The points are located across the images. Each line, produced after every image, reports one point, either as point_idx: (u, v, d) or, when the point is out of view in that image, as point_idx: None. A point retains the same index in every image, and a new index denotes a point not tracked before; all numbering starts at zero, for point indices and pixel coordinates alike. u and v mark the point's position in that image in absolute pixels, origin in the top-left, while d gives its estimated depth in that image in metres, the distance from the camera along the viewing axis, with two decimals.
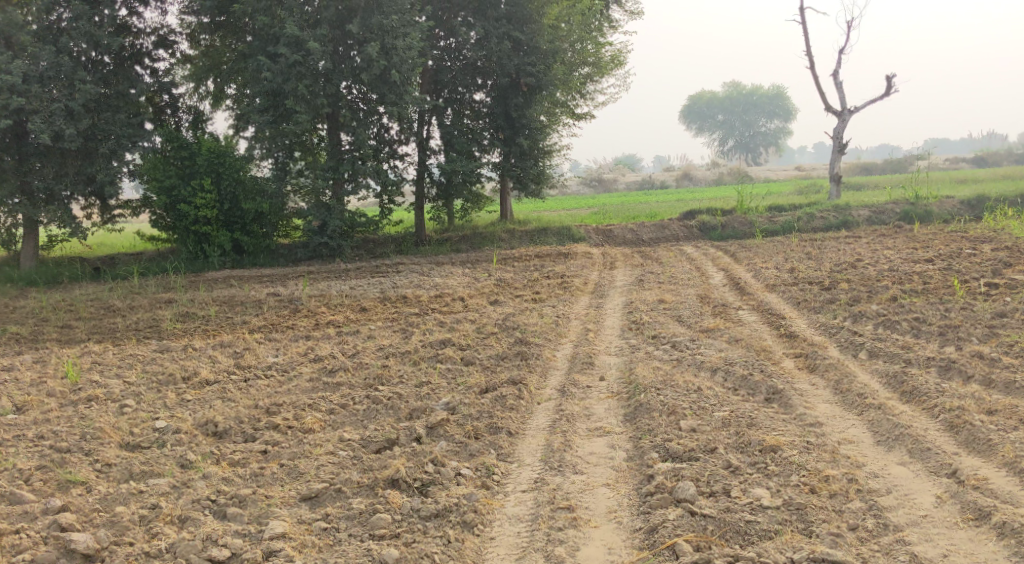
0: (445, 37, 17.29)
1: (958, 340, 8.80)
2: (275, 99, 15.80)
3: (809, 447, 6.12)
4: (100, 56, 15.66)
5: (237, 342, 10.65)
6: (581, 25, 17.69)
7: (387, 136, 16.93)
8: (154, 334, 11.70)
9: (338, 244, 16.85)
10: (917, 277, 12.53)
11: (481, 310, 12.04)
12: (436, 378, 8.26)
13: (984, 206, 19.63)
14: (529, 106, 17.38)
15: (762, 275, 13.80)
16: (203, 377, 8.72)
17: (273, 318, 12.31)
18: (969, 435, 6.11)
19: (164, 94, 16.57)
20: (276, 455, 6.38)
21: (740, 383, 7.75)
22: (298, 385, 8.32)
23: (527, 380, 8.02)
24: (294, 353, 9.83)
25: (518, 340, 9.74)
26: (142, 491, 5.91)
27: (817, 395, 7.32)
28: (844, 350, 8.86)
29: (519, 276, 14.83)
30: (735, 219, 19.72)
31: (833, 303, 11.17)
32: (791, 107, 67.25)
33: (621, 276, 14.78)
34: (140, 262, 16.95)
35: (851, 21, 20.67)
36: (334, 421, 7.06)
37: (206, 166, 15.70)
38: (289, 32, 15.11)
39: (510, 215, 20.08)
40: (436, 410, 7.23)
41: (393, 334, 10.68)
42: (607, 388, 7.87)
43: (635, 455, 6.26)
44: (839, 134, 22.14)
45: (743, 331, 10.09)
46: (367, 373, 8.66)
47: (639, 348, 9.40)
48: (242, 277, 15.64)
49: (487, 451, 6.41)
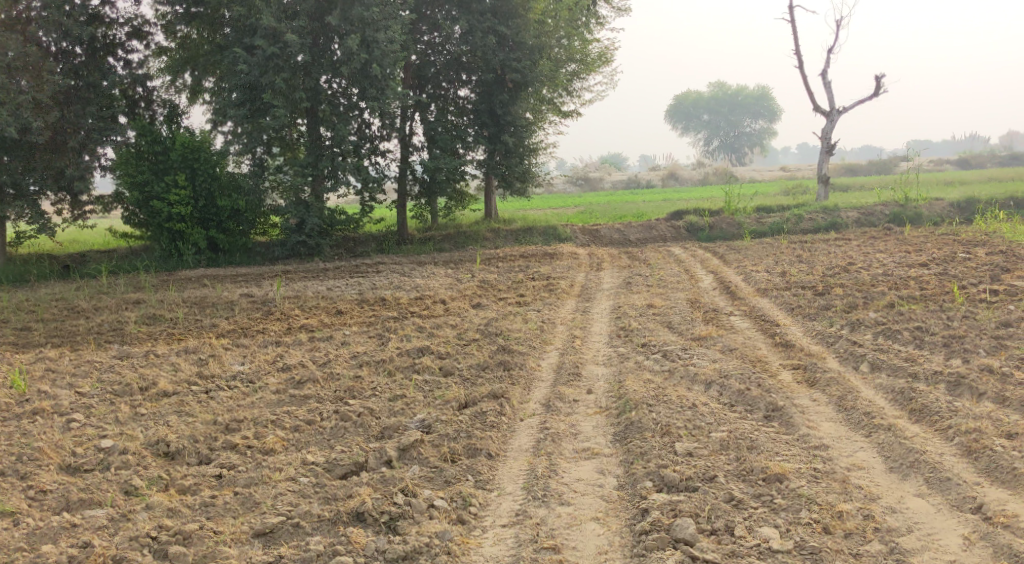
0: (428, 32, 16.67)
1: (964, 352, 8.33)
2: (252, 92, 15.17)
3: (817, 476, 5.62)
4: (71, 47, 14.98)
5: (203, 348, 10.05)
6: (566, 20, 17.27)
7: (368, 132, 16.31)
8: (116, 338, 11.07)
9: (316, 242, 16.22)
10: (913, 282, 12.08)
11: (462, 314, 11.47)
12: (411, 391, 7.71)
13: (975, 209, 19.26)
14: (514, 103, 16.85)
15: (753, 279, 13.32)
16: (161, 388, 8.11)
17: (243, 321, 11.71)
18: (990, 462, 5.63)
19: (138, 86, 15.88)
20: (231, 481, 5.81)
21: (737, 398, 7.25)
22: (263, 398, 7.74)
23: (509, 393, 7.49)
24: (262, 361, 9.24)
25: (500, 348, 9.19)
26: (76, 524, 5.35)
27: (821, 413, 6.81)
28: (844, 361, 8.37)
29: (503, 277, 14.29)
30: (723, 220, 19.23)
31: (828, 310, 10.70)
32: (775, 107, 67.05)
33: (608, 278, 14.27)
34: (110, 259, 16.25)
35: (840, 20, 20.30)
36: (297, 440, 6.48)
37: (180, 161, 15.05)
38: (266, 24, 14.47)
39: (494, 214, 19.49)
40: (410, 429, 6.67)
41: (369, 340, 10.11)
42: (594, 403, 7.34)
43: (626, 484, 5.73)
44: (829, 135, 21.75)
45: (738, 339, 9.58)
46: (338, 385, 8.09)
47: (629, 357, 8.88)
48: (216, 277, 14.99)
49: (464, 477, 5.86)
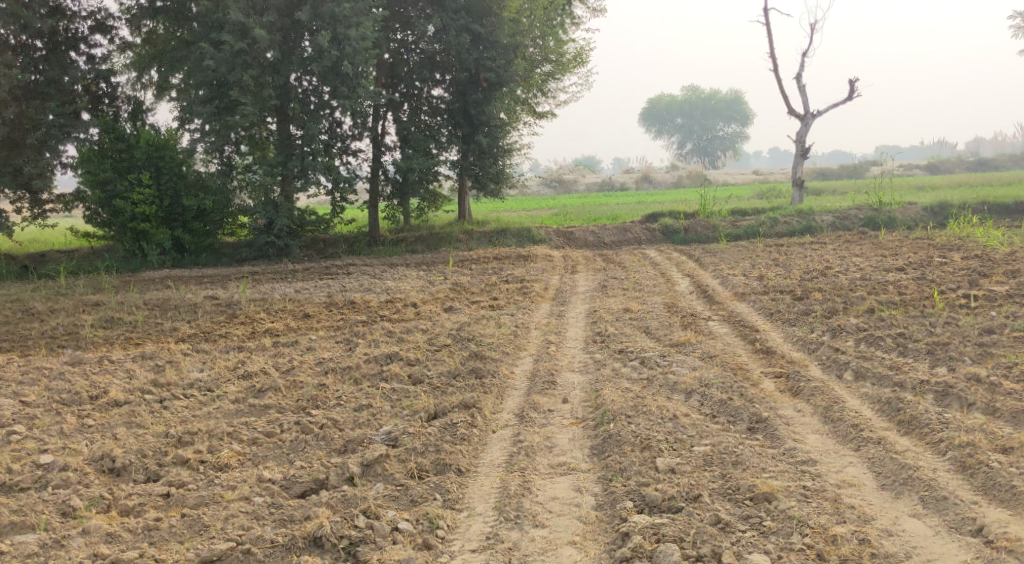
0: (401, 30, 16.28)
1: (949, 360, 8.11)
2: (219, 89, 14.67)
3: (807, 495, 5.37)
4: (31, 40, 14.47)
5: (160, 354, 9.57)
6: (541, 20, 16.88)
7: (339, 130, 15.89)
8: (69, 343, 10.53)
9: (285, 243, 15.75)
10: (892, 287, 11.91)
11: (433, 317, 11.10)
12: (378, 401, 7.33)
13: (948, 213, 19.22)
14: (488, 103, 16.45)
15: (730, 282, 13.08)
16: (113, 397, 7.64)
17: (205, 325, 11.21)
18: (987, 479, 5.42)
19: (102, 82, 15.26)
20: (179, 501, 5.41)
21: (718, 409, 6.96)
22: (220, 408, 7.32)
23: (480, 403, 7.15)
24: (222, 368, 8.79)
25: (473, 355, 8.82)
26: (5, 551, 4.93)
27: (806, 425, 6.54)
28: (827, 369, 8.09)
29: (476, 280, 13.93)
30: (698, 223, 18.99)
31: (808, 315, 10.46)
32: (749, 111, 67.31)
33: (583, 281, 13.96)
34: (71, 259, 15.65)
35: (815, 24, 20.08)
36: (254, 454, 6.09)
37: (143, 159, 14.53)
38: (233, 19, 13.99)
39: (468, 215, 19.11)
40: (375, 442, 6.28)
41: (335, 346, 9.71)
42: (570, 414, 7.02)
43: (605, 503, 5.42)
44: (803, 138, 21.63)
45: (717, 345, 9.28)
46: (301, 394, 7.68)
47: (605, 365, 8.54)
48: (180, 278, 14.47)
49: (432, 496, 5.48)
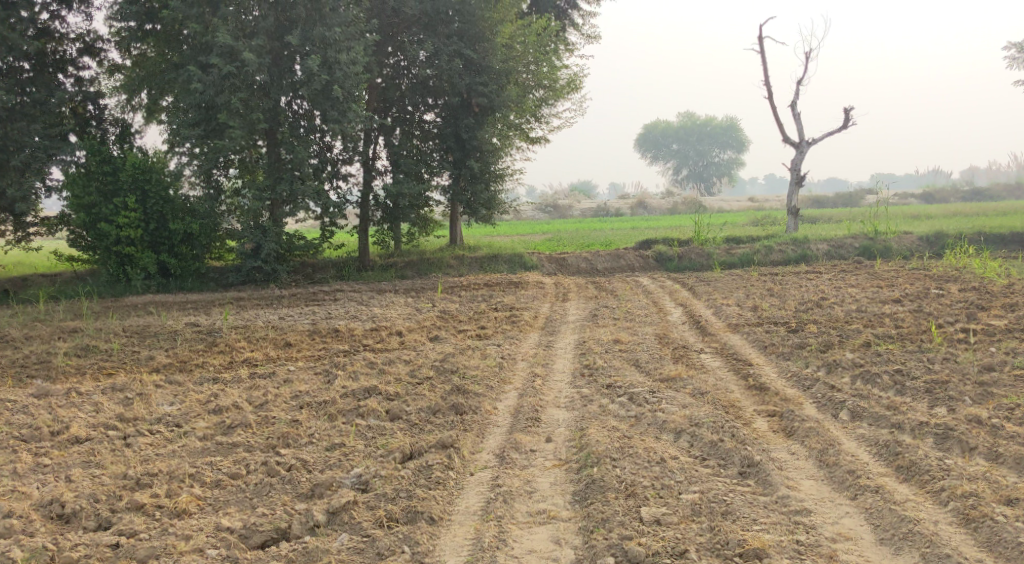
0: (394, 54, 16.03)
1: (949, 400, 7.80)
2: (208, 112, 14.41)
3: (800, 551, 5.14)
4: (18, 62, 14.25)
5: (132, 386, 9.19)
6: (535, 45, 16.67)
7: (330, 154, 15.60)
8: (40, 373, 10.15)
9: (273, 268, 15.41)
10: (888, 320, 11.61)
11: (418, 347, 10.76)
12: (351, 440, 7.00)
13: (944, 243, 18.98)
14: (480, 128, 16.22)
15: (724, 313, 12.77)
16: (74, 434, 7.28)
17: (182, 354, 10.84)
18: (991, 534, 5.18)
19: (89, 104, 15.01)
20: (129, 552, 5.28)
21: (709, 451, 6.63)
22: (185, 446, 6.97)
23: (459, 442, 6.82)
24: (193, 402, 8.41)
25: (455, 389, 8.46)
26: None
27: (800, 469, 6.23)
28: (822, 408, 7.76)
29: (465, 307, 13.64)
30: (692, 250, 18.72)
31: (803, 349, 10.16)
32: (745, 138, 67.43)
33: (574, 310, 13.67)
34: (53, 284, 15.29)
35: (810, 52, 19.98)
36: (216, 499, 5.89)
37: (129, 182, 14.23)
38: (221, 42, 13.72)
39: (460, 240, 18.81)
40: (344, 486, 6.04)
41: (314, 378, 9.35)
42: (553, 454, 6.69)
43: (585, 557, 5.21)
44: (797, 166, 21.47)
45: (709, 381, 8.94)
46: (272, 431, 7.32)
47: (593, 401, 8.19)
48: (164, 304, 14.12)
49: (399, 549, 5.31)
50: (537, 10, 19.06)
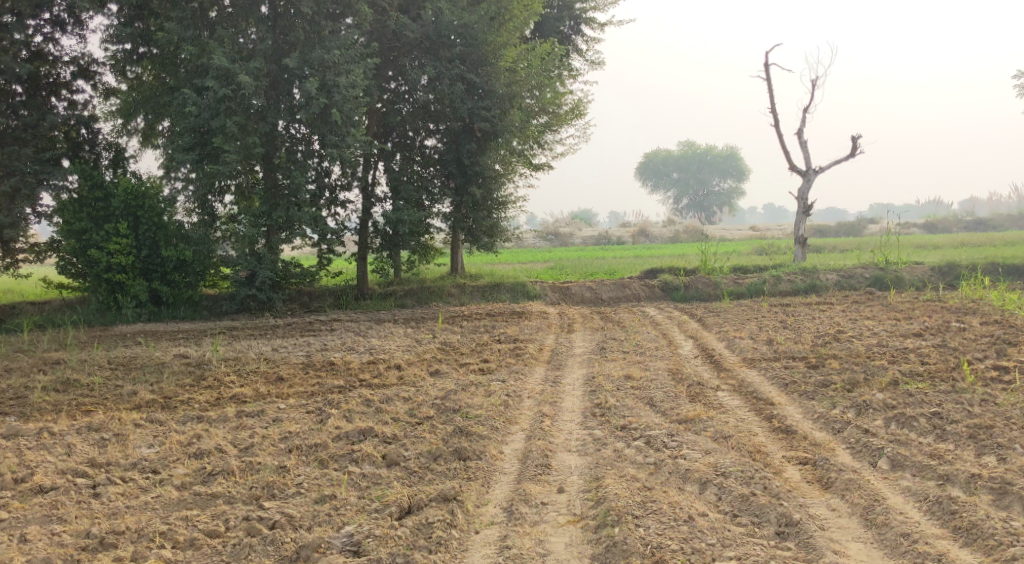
0: (395, 79, 15.61)
1: (998, 448, 7.16)
2: (203, 136, 13.83)
3: None
4: (10, 85, 13.71)
5: (109, 425, 8.51)
6: (538, 69, 15.98)
7: (328, 180, 15.01)
8: (14, 411, 9.46)
9: (268, 296, 14.74)
10: (913, 356, 10.95)
11: (417, 383, 10.08)
12: (344, 491, 6.35)
13: (958, 273, 18.35)
14: (482, 154, 15.67)
15: (738, 346, 12.13)
16: (40, 483, 6.62)
17: (168, 389, 10.15)
18: None
19: (83, 128, 14.39)
20: None
21: (740, 506, 6.03)
22: (162, 497, 6.35)
23: (463, 495, 6.21)
24: (173, 444, 7.73)
25: (458, 430, 7.79)
26: None
27: (845, 529, 5.75)
28: (858, 454, 7.08)
29: (466, 338, 13.00)
30: (699, 279, 18.14)
31: (828, 388, 9.47)
32: (745, 168, 67.16)
33: (580, 342, 13.03)
34: (41, 312, 14.58)
35: (817, 79, 19.50)
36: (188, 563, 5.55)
37: (122, 208, 13.64)
38: (217, 64, 13.17)
39: (461, 268, 18.20)
40: (335, 547, 5.63)
41: (306, 417, 8.66)
42: (567, 508, 6.07)
43: None
44: (805, 195, 20.96)
45: (729, 423, 8.25)
46: (258, 478, 6.66)
47: (606, 445, 7.52)
48: (154, 334, 13.47)
49: None
50: (540, 36, 18.60)
